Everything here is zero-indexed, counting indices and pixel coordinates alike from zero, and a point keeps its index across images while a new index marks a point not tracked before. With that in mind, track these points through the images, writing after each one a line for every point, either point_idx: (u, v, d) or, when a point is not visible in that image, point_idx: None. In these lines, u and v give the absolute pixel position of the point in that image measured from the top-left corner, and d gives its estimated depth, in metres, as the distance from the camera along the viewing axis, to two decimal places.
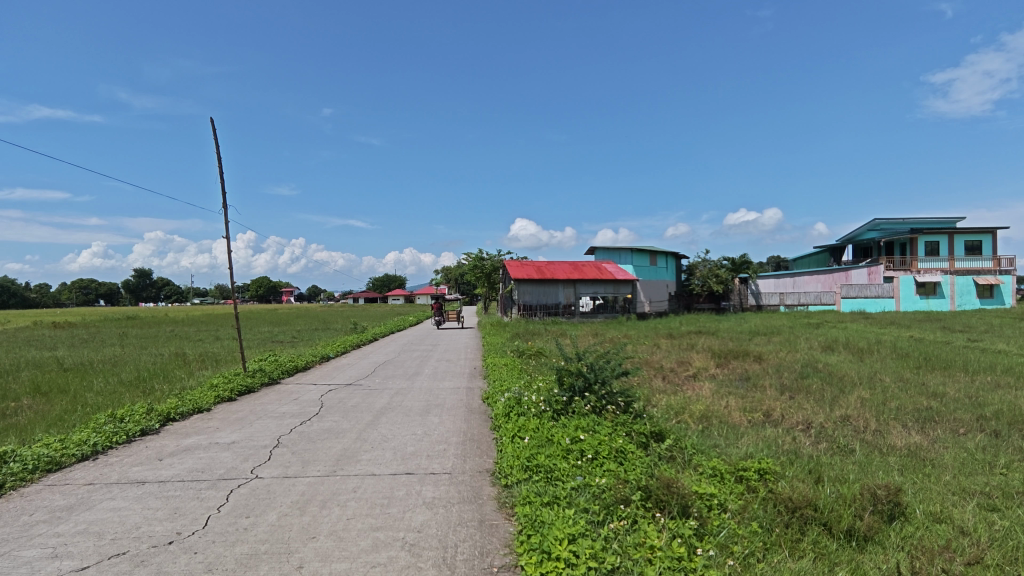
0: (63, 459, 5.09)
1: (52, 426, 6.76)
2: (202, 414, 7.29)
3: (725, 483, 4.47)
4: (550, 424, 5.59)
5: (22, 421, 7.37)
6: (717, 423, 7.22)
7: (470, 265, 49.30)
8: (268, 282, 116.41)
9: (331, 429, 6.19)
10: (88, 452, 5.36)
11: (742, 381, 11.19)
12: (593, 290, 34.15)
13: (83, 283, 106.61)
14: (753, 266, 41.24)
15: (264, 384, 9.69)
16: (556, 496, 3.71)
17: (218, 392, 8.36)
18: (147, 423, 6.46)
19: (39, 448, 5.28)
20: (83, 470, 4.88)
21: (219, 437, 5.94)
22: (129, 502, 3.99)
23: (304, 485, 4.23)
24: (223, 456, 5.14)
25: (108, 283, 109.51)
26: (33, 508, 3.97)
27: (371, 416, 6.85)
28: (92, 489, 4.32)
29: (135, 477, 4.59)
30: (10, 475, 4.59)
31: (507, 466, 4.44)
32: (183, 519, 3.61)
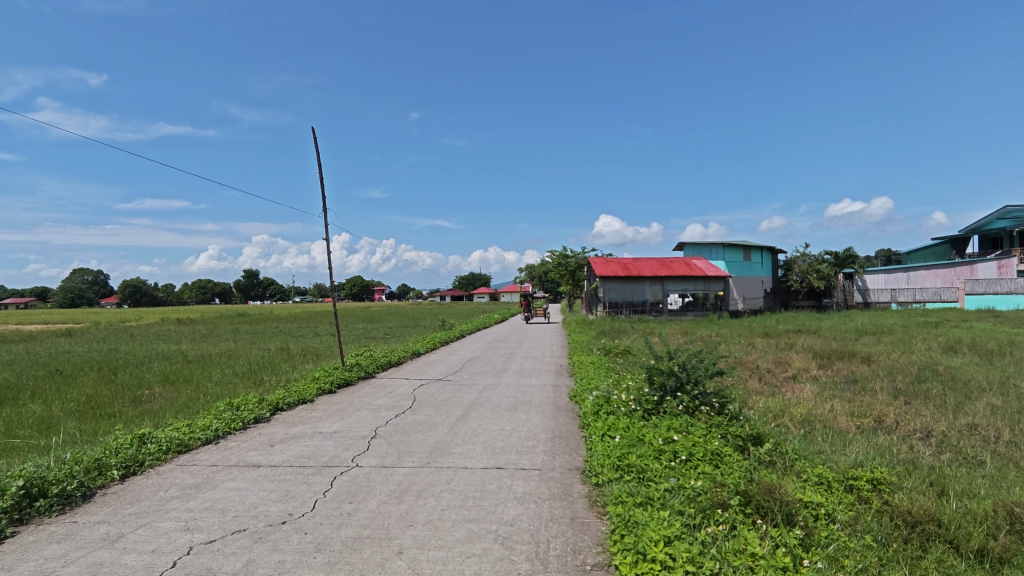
0: (191, 442, 5.65)
1: (181, 413, 7.51)
2: (306, 405, 7.81)
3: (834, 492, 4.18)
4: (641, 424, 5.48)
5: (155, 407, 8.24)
6: (823, 429, 6.76)
7: (554, 263, 49.14)
8: (361, 282, 122.67)
9: (424, 422, 6.42)
10: (211, 436, 5.91)
11: (849, 383, 10.43)
12: (682, 287, 33.07)
13: (202, 283, 116.17)
14: (860, 261, 38.54)
15: (360, 378, 10.22)
16: (648, 497, 3.64)
17: (320, 384, 8.92)
18: (259, 411, 7.02)
19: (171, 431, 5.89)
20: (207, 453, 5.39)
21: (322, 426, 6.34)
22: (247, 483, 4.35)
23: (401, 475, 4.42)
24: (326, 445, 5.48)
25: (222, 284, 119.46)
26: (167, 485, 4.43)
27: (461, 410, 7.04)
28: (215, 470, 4.75)
29: (251, 461, 5.00)
30: (148, 454, 5.15)
31: (597, 465, 4.41)
32: (294, 501, 3.89)
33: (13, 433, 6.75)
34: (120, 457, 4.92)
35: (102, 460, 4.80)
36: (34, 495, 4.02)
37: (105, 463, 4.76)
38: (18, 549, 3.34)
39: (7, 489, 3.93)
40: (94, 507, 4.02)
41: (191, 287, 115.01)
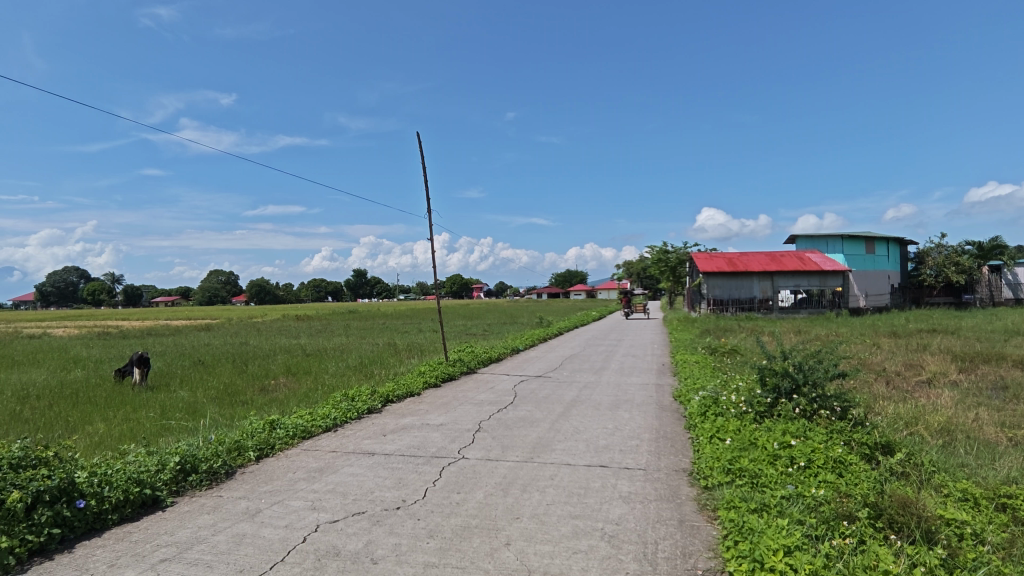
0: (313, 429, 6.13)
1: (303, 401, 8.17)
2: (414, 398, 8.20)
3: (982, 511, 3.74)
4: (753, 427, 5.22)
5: (281, 396, 9.03)
6: (965, 440, 6.07)
7: (654, 259, 47.83)
8: (461, 280, 126.58)
9: (526, 418, 6.53)
10: (331, 424, 6.38)
11: (998, 390, 9.26)
12: (794, 282, 30.96)
13: (318, 283, 125.40)
14: (1009, 252, 34.37)
15: (463, 373, 10.57)
16: (764, 503, 3.46)
17: (426, 378, 9.33)
18: (372, 402, 7.48)
19: (297, 418, 6.44)
20: (328, 439, 5.83)
21: (430, 418, 6.63)
22: (364, 469, 4.66)
23: (506, 468, 4.53)
24: (434, 436, 5.73)
25: (334, 284, 128.07)
26: (296, 467, 4.85)
27: (562, 407, 7.07)
28: (335, 456, 5.13)
29: (367, 449, 5.35)
30: (278, 438, 5.66)
31: (706, 467, 4.26)
32: (407, 488, 4.11)
33: (168, 415, 7.68)
34: (255, 440, 5.45)
35: (241, 442, 5.33)
36: (188, 470, 4.55)
37: (243, 445, 5.29)
38: (177, 517, 3.81)
39: (167, 464, 4.47)
40: (235, 484, 4.48)
41: (308, 286, 124.45)
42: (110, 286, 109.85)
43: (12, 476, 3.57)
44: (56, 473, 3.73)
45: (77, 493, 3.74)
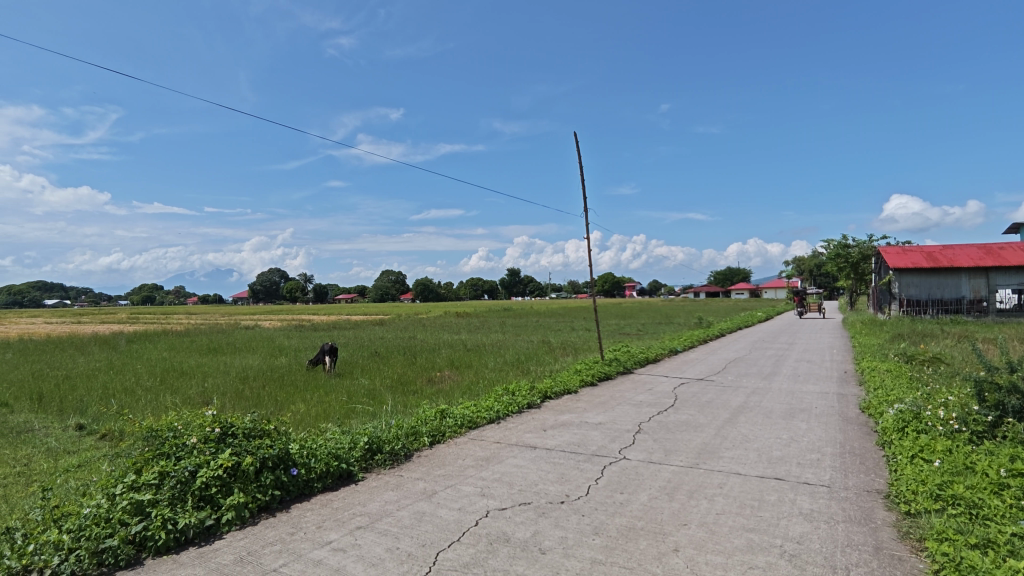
0: (479, 420, 6.49)
1: (468, 394, 8.69)
2: (571, 395, 8.31)
3: None
4: (969, 449, 4.47)
5: (447, 387, 9.69)
6: None
7: (831, 254, 43.04)
8: (613, 278, 125.51)
9: (689, 422, 6.28)
10: (495, 417, 6.70)
11: None
12: (1018, 280, 25.91)
13: (475, 281, 132.38)
14: None
15: (620, 372, 10.46)
16: (988, 540, 2.96)
17: (582, 376, 9.40)
18: (531, 397, 7.72)
19: (465, 408, 6.87)
20: (493, 431, 6.13)
21: (588, 417, 6.66)
22: (527, 462, 4.83)
23: (670, 473, 4.41)
24: (594, 434, 5.76)
25: (491, 283, 134.53)
26: (465, 454, 5.18)
27: (729, 413, 6.69)
28: (500, 447, 5.38)
29: (529, 442, 5.54)
30: (449, 426, 6.08)
31: (907, 491, 3.75)
32: (570, 484, 4.18)
33: (354, 400, 8.66)
34: (429, 426, 5.92)
35: (417, 428, 5.83)
36: (374, 449, 5.09)
37: (418, 430, 5.78)
38: (368, 490, 4.29)
39: (358, 442, 5.04)
40: (413, 466, 4.92)
41: (467, 284, 132.20)
42: (304, 285, 126.42)
43: (245, 443, 4.27)
44: (276, 443, 4.39)
45: (291, 462, 4.37)
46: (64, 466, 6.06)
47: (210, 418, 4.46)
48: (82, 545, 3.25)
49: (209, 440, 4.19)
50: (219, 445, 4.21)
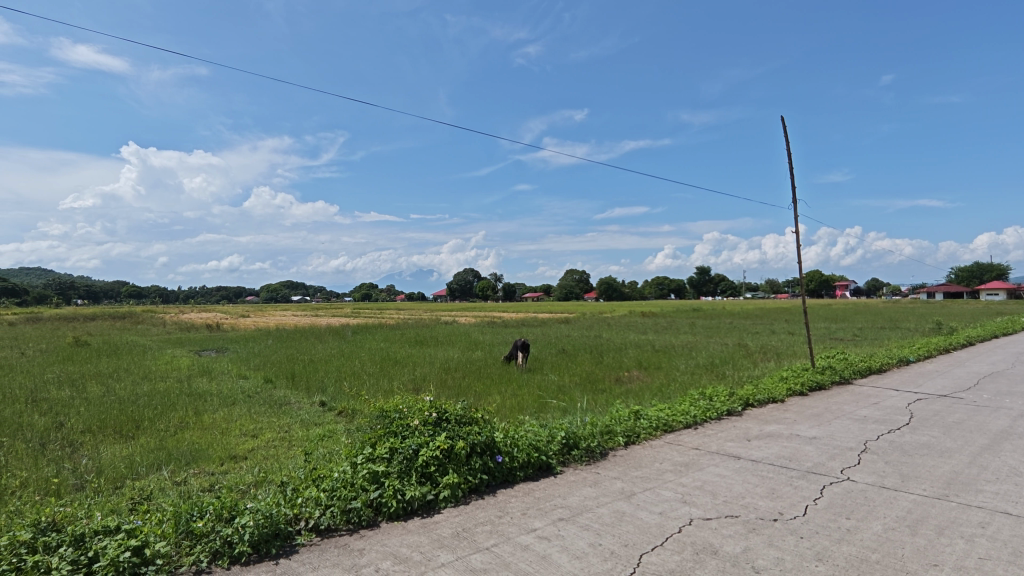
0: (675, 424, 6.28)
1: (660, 396, 8.46)
2: (778, 404, 7.62)
3: None
4: None
5: (637, 388, 9.56)
6: None
7: None
8: (820, 276, 112.47)
9: (931, 445, 5.34)
10: (692, 422, 6.43)
11: None
12: None
13: (661, 280, 128.96)
14: None
15: (836, 382, 9.31)
16: None
17: (790, 384, 8.55)
18: (731, 404, 7.25)
19: (659, 410, 6.69)
20: (690, 436, 5.89)
21: (800, 430, 6.04)
22: (731, 472, 4.55)
23: (910, 502, 3.80)
24: (808, 449, 5.21)
25: (678, 281, 129.74)
26: (662, 458, 5.06)
27: (987, 439, 5.55)
28: (699, 454, 5.15)
29: (732, 451, 5.20)
30: (643, 428, 5.99)
31: None
32: (784, 501, 3.83)
33: (546, 395, 9.01)
34: (623, 426, 5.89)
35: (611, 427, 5.84)
36: (571, 444, 5.21)
37: (613, 429, 5.79)
38: (567, 484, 4.41)
39: (555, 436, 5.20)
40: (609, 464, 4.94)
41: (653, 283, 129.08)
42: (495, 285, 134.79)
43: (458, 428, 4.67)
44: (484, 431, 4.73)
45: (497, 450, 4.67)
46: (316, 435, 7.29)
47: (427, 403, 4.96)
48: (336, 503, 3.87)
49: (428, 422, 4.66)
50: (436, 427, 4.67)
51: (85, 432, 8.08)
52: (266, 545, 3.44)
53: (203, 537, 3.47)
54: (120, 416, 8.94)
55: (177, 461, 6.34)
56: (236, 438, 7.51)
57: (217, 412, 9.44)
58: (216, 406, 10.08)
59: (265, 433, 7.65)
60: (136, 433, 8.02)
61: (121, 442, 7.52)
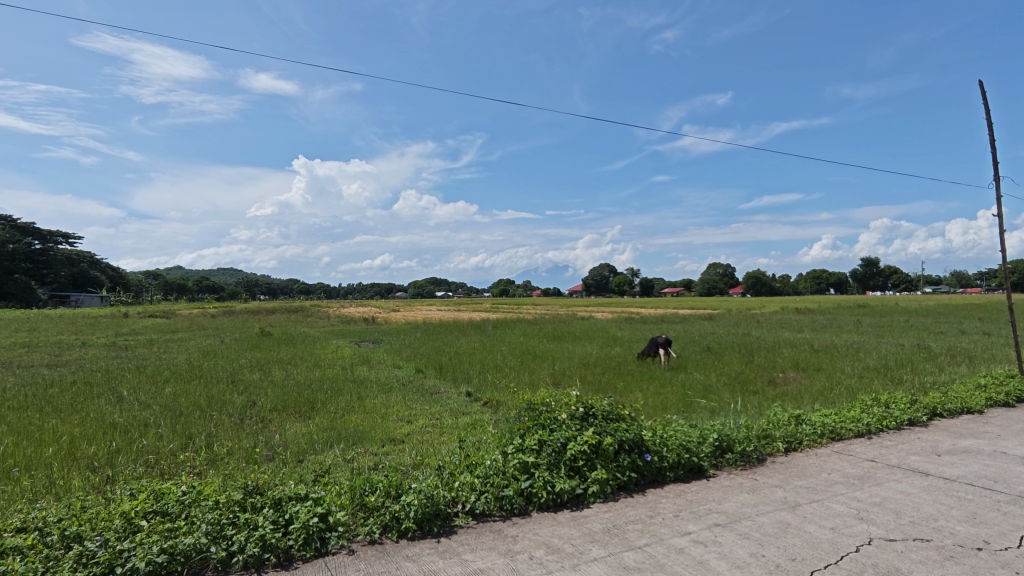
0: (843, 432, 5.69)
1: (823, 400, 7.72)
2: (974, 416, 6.58)
3: None
4: None
5: (795, 390, 8.82)
6: None
7: None
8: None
9: None
10: (864, 430, 5.79)
11: None
12: None
13: (818, 274, 117.63)
14: None
15: None
16: None
17: (989, 393, 7.34)
18: (914, 413, 6.39)
19: (825, 416, 6.10)
20: (863, 446, 5.30)
21: (1007, 447, 5.16)
22: (918, 490, 4.02)
23: None
24: (1019, 471, 4.43)
25: (839, 275, 117.30)
26: (830, 468, 4.61)
27: None
28: (876, 467, 4.61)
29: (917, 467, 4.59)
30: (806, 434, 5.51)
31: None
32: (990, 528, 3.30)
33: (691, 394, 8.65)
34: (782, 431, 5.47)
35: (769, 431, 5.44)
36: (724, 447, 4.95)
37: (771, 434, 5.40)
38: (722, 489, 4.20)
39: (707, 438, 4.97)
40: (769, 471, 4.62)
41: (808, 277, 118.14)
42: (631, 280, 132.18)
43: (605, 424, 4.65)
44: (631, 428, 4.66)
45: (645, 449, 4.58)
46: (465, 423, 7.70)
47: (574, 397, 5.01)
48: (489, 490, 4.05)
49: (575, 417, 4.70)
50: (583, 422, 4.69)
51: (273, 410, 9.32)
52: (429, 523, 3.71)
53: (375, 510, 3.83)
54: (299, 398, 10.18)
55: (346, 440, 7.06)
56: (394, 422, 8.18)
57: (377, 397, 10.36)
58: (376, 392, 11.06)
59: (419, 419, 8.24)
60: (312, 413, 9.07)
61: (300, 421, 8.55)
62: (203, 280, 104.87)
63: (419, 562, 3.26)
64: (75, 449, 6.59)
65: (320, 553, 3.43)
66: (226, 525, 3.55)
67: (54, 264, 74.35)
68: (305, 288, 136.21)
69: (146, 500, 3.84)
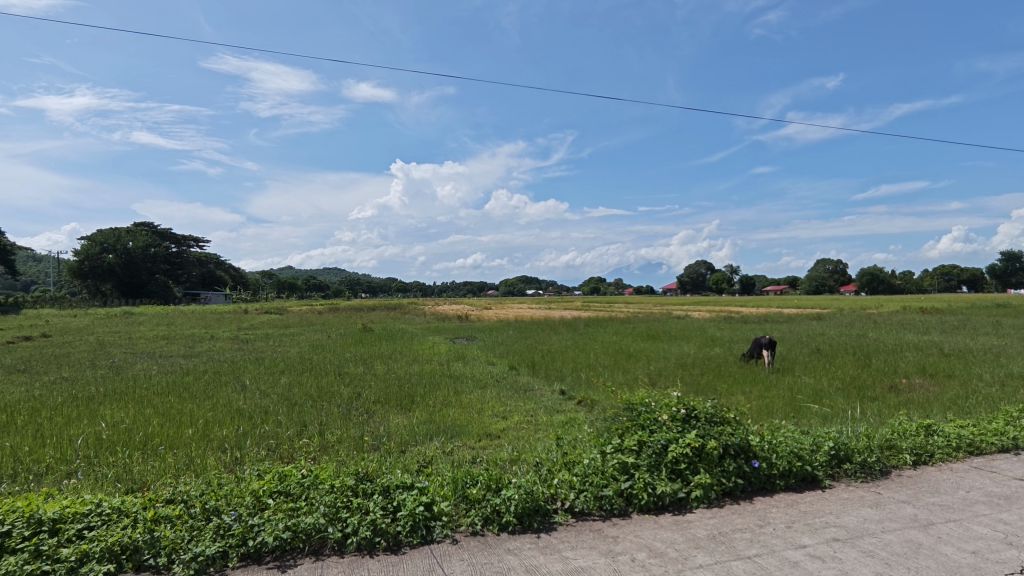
0: (984, 446, 5.10)
1: (956, 409, 6.97)
2: None
3: None
4: None
5: (921, 398, 8.02)
6: None
7: None
8: None
9: None
10: (1009, 445, 5.16)
11: None
12: None
13: (946, 270, 106.33)
14: None
15: None
16: None
17: None
18: None
19: (960, 427, 5.50)
20: (1009, 463, 4.72)
21: None
22: None
23: None
24: None
25: (972, 271, 105.23)
26: (968, 486, 4.15)
27: None
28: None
29: None
30: (938, 447, 5.00)
31: None
32: None
33: (800, 399, 8.13)
34: (909, 442, 5.00)
35: (893, 442, 5.00)
36: (841, 457, 4.61)
37: (897, 445, 4.95)
38: (839, 501, 3.90)
39: (821, 446, 4.65)
40: (894, 485, 4.24)
41: (935, 274, 107.02)
42: (730, 277, 126.22)
43: (709, 427, 4.49)
44: (737, 432, 4.46)
45: (752, 454, 4.37)
46: (559, 421, 7.73)
47: (675, 398, 4.86)
48: (589, 489, 4.03)
49: (676, 418, 4.57)
50: (685, 424, 4.55)
51: (376, 402, 9.85)
52: (528, 518, 3.76)
53: (477, 502, 3.94)
54: (400, 391, 10.67)
55: (445, 433, 7.31)
56: (490, 418, 8.36)
57: (473, 393, 10.64)
58: (471, 388, 11.35)
59: (515, 416, 8.36)
60: (412, 406, 9.48)
61: (402, 413, 8.97)
62: (311, 279, 112.74)
63: (520, 556, 3.30)
64: (208, 431, 7.32)
65: (426, 540, 3.59)
66: (341, 508, 3.79)
67: (187, 265, 82.95)
68: (403, 287, 142.26)
69: (272, 481, 4.19)
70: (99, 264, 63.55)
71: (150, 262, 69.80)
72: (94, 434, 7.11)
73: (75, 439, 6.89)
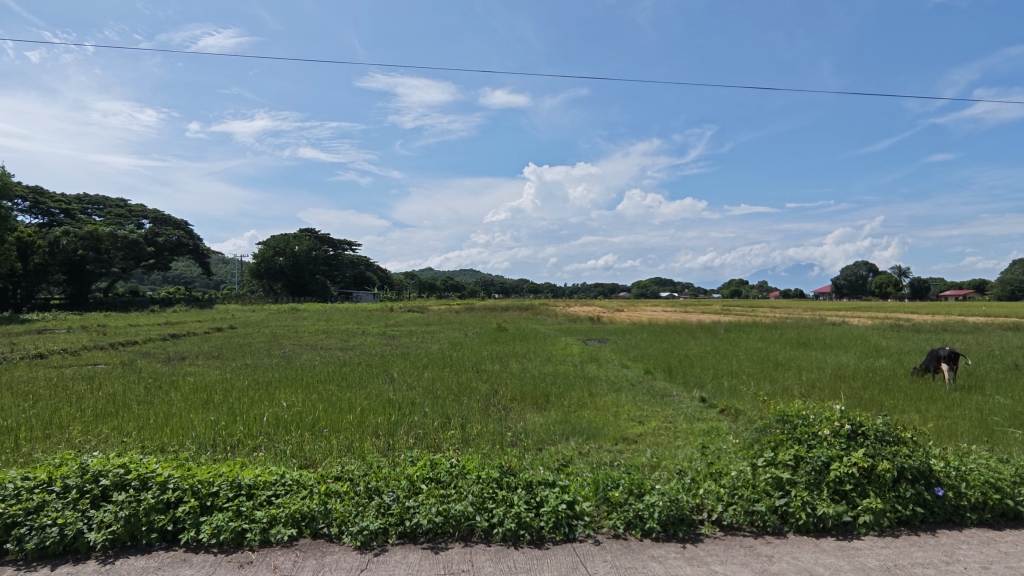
0: None
1: None
2: None
3: None
4: None
5: None
6: None
7: None
8: None
9: None
10: None
11: None
12: None
13: None
14: None
15: None
16: None
17: None
18: None
19: None
20: None
21: None
22: None
23: None
24: None
25: None
26: None
27: None
28: None
29: None
30: None
31: None
32: None
33: (992, 421, 7.01)
34: None
35: None
36: None
37: None
38: None
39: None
40: None
41: None
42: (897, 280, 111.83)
43: (879, 446, 4.04)
44: (915, 455, 3.97)
45: (935, 481, 3.86)
46: (701, 429, 7.41)
47: (838, 412, 4.44)
48: (738, 502, 3.82)
49: (839, 434, 4.18)
50: (850, 441, 4.13)
51: (512, 399, 10.16)
52: (674, 527, 3.65)
53: (619, 505, 3.91)
54: (535, 390, 10.90)
55: (582, 434, 7.34)
56: (627, 422, 8.24)
57: (608, 395, 10.56)
58: (606, 390, 11.26)
59: (652, 421, 8.17)
60: (547, 405, 9.64)
61: (538, 411, 9.18)
62: (450, 280, 118.87)
63: (665, 564, 3.23)
64: (365, 418, 8.04)
65: (569, 538, 3.63)
66: (488, 499, 3.97)
67: (343, 267, 91.67)
68: (535, 287, 144.59)
69: (424, 468, 4.51)
70: (272, 266, 72.59)
71: (313, 264, 78.07)
72: (273, 414, 8.14)
73: (259, 417, 7.94)
